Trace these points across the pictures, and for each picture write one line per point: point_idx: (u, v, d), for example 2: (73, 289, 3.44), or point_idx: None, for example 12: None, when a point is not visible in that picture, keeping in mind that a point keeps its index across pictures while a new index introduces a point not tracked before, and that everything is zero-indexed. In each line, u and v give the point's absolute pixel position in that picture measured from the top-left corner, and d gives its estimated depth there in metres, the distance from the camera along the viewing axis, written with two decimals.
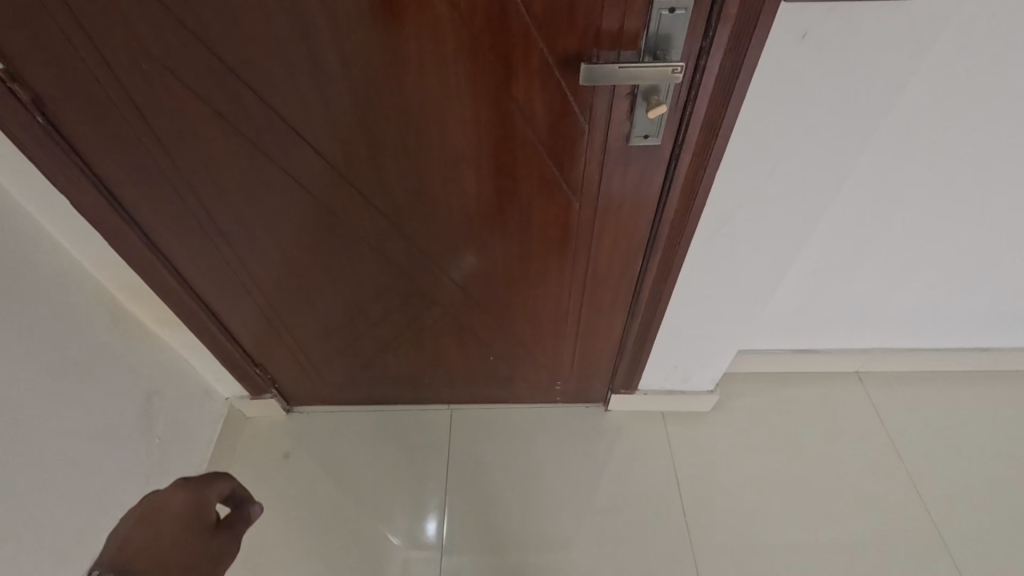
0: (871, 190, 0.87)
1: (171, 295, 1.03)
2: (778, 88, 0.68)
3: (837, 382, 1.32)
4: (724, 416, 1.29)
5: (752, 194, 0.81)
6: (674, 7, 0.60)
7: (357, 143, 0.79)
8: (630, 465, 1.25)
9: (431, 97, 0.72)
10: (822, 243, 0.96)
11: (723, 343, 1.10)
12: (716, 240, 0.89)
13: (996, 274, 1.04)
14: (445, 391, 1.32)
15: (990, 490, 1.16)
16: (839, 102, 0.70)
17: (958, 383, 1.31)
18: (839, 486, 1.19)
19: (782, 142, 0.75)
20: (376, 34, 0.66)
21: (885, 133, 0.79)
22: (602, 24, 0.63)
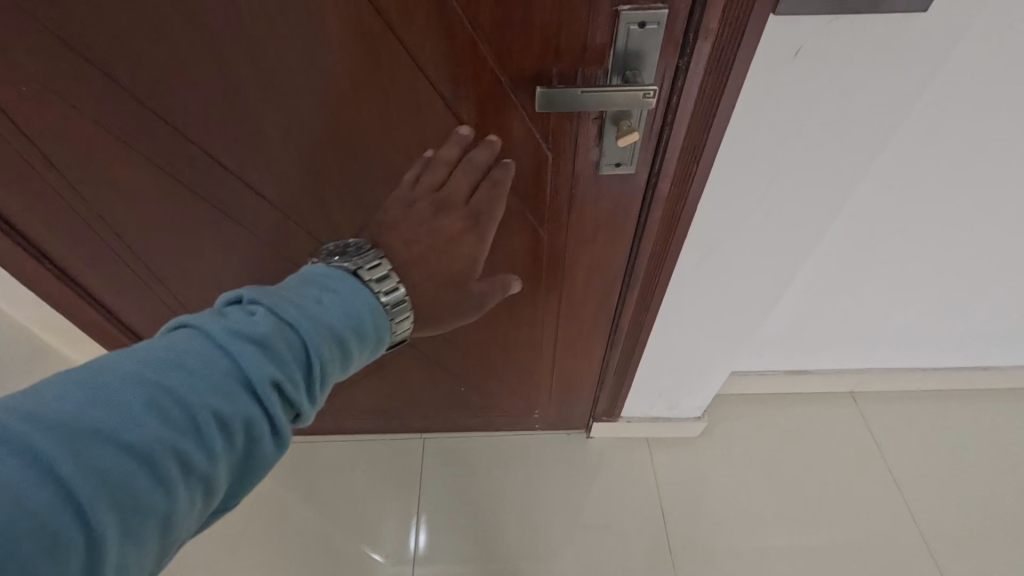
0: (869, 215, 0.79)
1: (95, 324, 0.96)
2: (766, 109, 0.59)
3: (829, 401, 1.26)
4: (712, 440, 1.22)
5: (736, 221, 0.74)
6: (644, 20, 0.50)
7: (292, 173, 0.69)
8: (614, 494, 1.18)
9: (371, 121, 0.63)
10: (814, 269, 0.89)
11: (708, 369, 1.03)
12: (697, 268, 0.82)
13: (998, 296, 0.97)
14: (417, 420, 1.24)
15: (989, 517, 1.10)
16: (835, 125, 0.61)
17: (956, 403, 1.25)
18: (832, 514, 1.12)
19: (770, 168, 0.66)
20: (298, 55, 0.56)
21: (887, 158, 0.70)
22: (561, 42, 0.53)
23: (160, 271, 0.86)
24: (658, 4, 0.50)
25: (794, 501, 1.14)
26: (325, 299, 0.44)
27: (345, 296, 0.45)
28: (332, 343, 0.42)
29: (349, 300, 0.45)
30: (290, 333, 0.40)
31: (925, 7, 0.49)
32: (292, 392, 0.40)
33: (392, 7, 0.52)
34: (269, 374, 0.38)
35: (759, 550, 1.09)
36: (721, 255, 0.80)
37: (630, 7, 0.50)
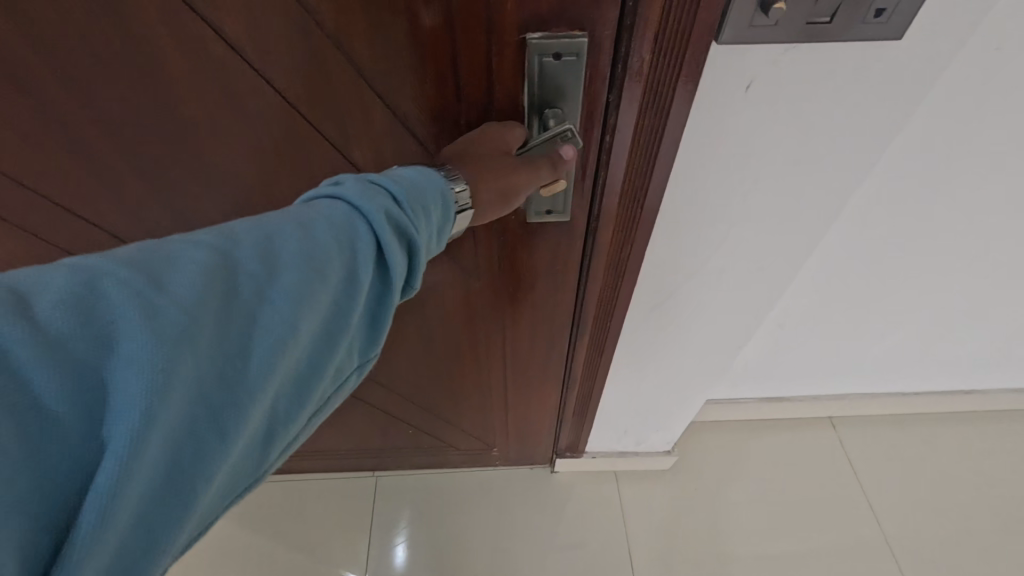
0: (844, 253, 0.71)
1: None
2: (717, 147, 0.50)
3: (806, 426, 1.19)
4: (684, 472, 1.15)
5: (692, 262, 0.66)
6: (559, 51, 0.41)
7: (167, 225, 0.59)
8: (579, 533, 1.11)
9: (246, 167, 0.52)
10: (784, 307, 0.81)
11: (675, 406, 0.95)
12: (655, 307, 0.74)
13: (983, 327, 0.91)
14: (370, 458, 1.16)
15: (969, 547, 1.05)
16: (798, 163, 0.52)
17: (937, 427, 1.19)
18: (808, 549, 1.05)
19: (726, 208, 0.58)
20: (139, 97, 0.45)
21: (862, 196, 0.62)
22: (464, 79, 0.43)
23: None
24: (576, 31, 0.40)
25: (768, 535, 1.07)
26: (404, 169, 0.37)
27: (417, 168, 0.38)
28: (421, 196, 0.35)
29: (424, 171, 0.37)
30: (384, 183, 0.34)
31: (896, 35, 0.40)
32: (402, 232, 0.32)
33: (241, 34, 0.41)
34: (379, 209, 0.32)
35: None
36: (679, 296, 0.72)
37: (539, 34, 0.40)
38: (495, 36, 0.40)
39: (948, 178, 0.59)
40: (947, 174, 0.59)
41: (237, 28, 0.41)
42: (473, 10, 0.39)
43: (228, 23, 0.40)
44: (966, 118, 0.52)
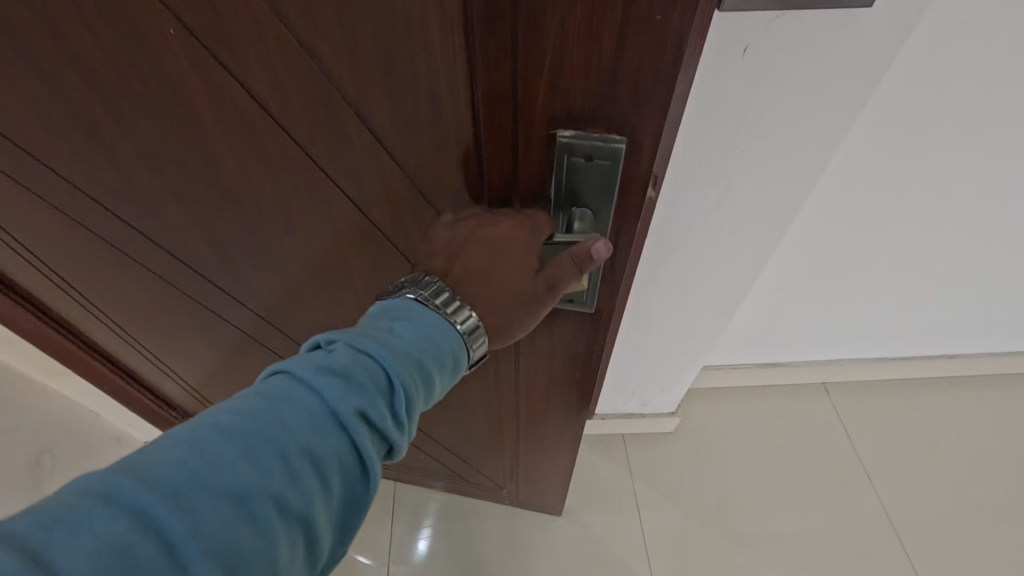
0: (827, 212, 0.82)
1: (53, 348, 0.88)
2: (723, 104, 0.60)
3: (802, 394, 1.28)
4: (689, 435, 1.23)
5: (698, 219, 0.76)
6: (590, 153, 0.38)
7: (205, 254, 0.58)
8: (592, 496, 1.17)
9: (273, 215, 0.51)
10: (781, 263, 0.91)
11: (680, 365, 1.04)
12: (667, 263, 0.83)
13: (959, 286, 1.01)
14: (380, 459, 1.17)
15: (952, 500, 1.15)
16: (789, 118, 0.63)
17: (919, 392, 1.29)
18: (807, 507, 1.14)
19: (731, 163, 0.68)
20: (175, 141, 0.43)
21: (844, 152, 0.72)
22: (488, 163, 0.41)
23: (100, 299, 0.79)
24: (610, 133, 0.37)
25: (771, 494, 1.16)
26: (396, 329, 0.41)
27: (422, 319, 0.42)
28: (409, 366, 0.39)
29: (429, 323, 0.42)
30: (368, 363, 0.37)
31: (866, 4, 0.50)
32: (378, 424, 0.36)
33: (269, 95, 0.39)
34: (357, 408, 0.35)
35: (735, 547, 1.10)
36: (686, 250, 0.81)
37: (568, 133, 0.37)
38: (523, 127, 0.37)
39: (918, 135, 0.70)
40: (916, 131, 0.69)
41: (267, 90, 0.38)
42: (500, 103, 0.36)
43: (255, 78, 0.38)
44: (923, 83, 0.63)
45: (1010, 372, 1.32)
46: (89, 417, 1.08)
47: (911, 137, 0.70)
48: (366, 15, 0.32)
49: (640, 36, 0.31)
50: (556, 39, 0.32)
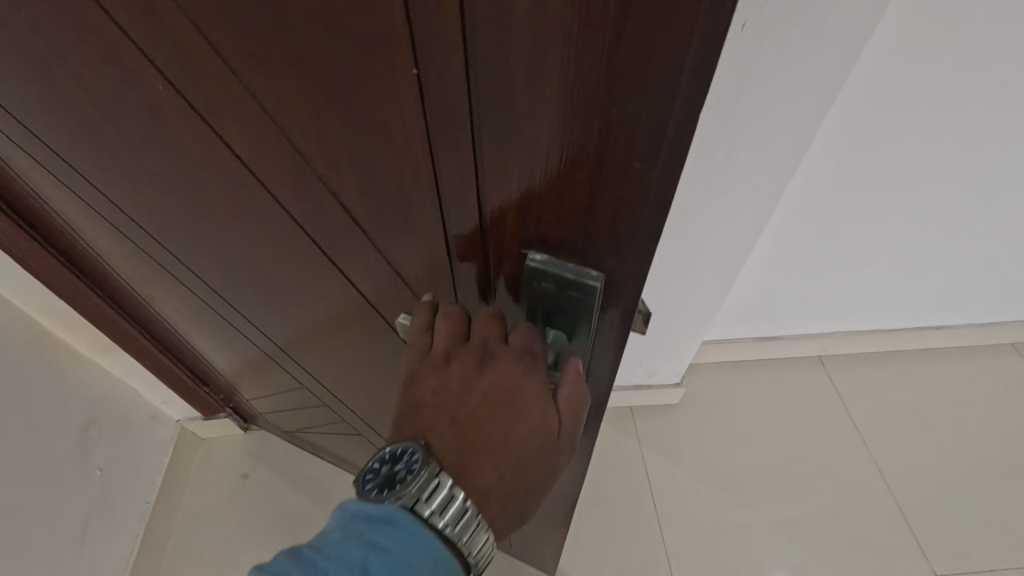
0: (821, 187, 0.84)
1: (101, 318, 0.98)
2: (722, 81, 0.61)
3: (802, 366, 1.31)
4: (692, 407, 1.26)
5: (698, 195, 0.76)
6: (560, 285, 0.37)
7: (209, 269, 0.60)
8: (602, 466, 1.19)
9: (259, 251, 0.52)
10: (777, 236, 0.93)
11: (681, 336, 1.07)
12: (668, 237, 0.84)
13: (955, 258, 1.03)
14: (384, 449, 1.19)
15: (953, 467, 1.17)
16: (784, 95, 0.64)
17: (917, 364, 1.31)
18: (809, 474, 1.17)
19: (730, 142, 0.69)
20: (174, 172, 0.45)
21: (832, 126, 0.74)
22: (467, 252, 0.40)
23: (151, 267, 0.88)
24: (587, 268, 0.35)
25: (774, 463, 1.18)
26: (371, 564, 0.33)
27: (405, 544, 0.35)
28: None
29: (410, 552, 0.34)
30: None
31: None
32: None
33: (249, 153, 0.39)
34: None
35: (740, 509, 1.12)
36: (686, 227, 0.82)
37: (539, 261, 0.36)
38: (494, 231, 0.37)
39: (907, 109, 0.72)
40: (904, 105, 0.72)
41: (247, 149, 0.39)
42: (467, 204, 0.36)
43: (236, 138, 0.38)
44: (908, 56, 0.66)
45: (1007, 341, 1.32)
46: (130, 390, 1.15)
47: (901, 111, 0.73)
48: (331, 103, 0.31)
49: (612, 185, 0.30)
50: (522, 168, 0.31)
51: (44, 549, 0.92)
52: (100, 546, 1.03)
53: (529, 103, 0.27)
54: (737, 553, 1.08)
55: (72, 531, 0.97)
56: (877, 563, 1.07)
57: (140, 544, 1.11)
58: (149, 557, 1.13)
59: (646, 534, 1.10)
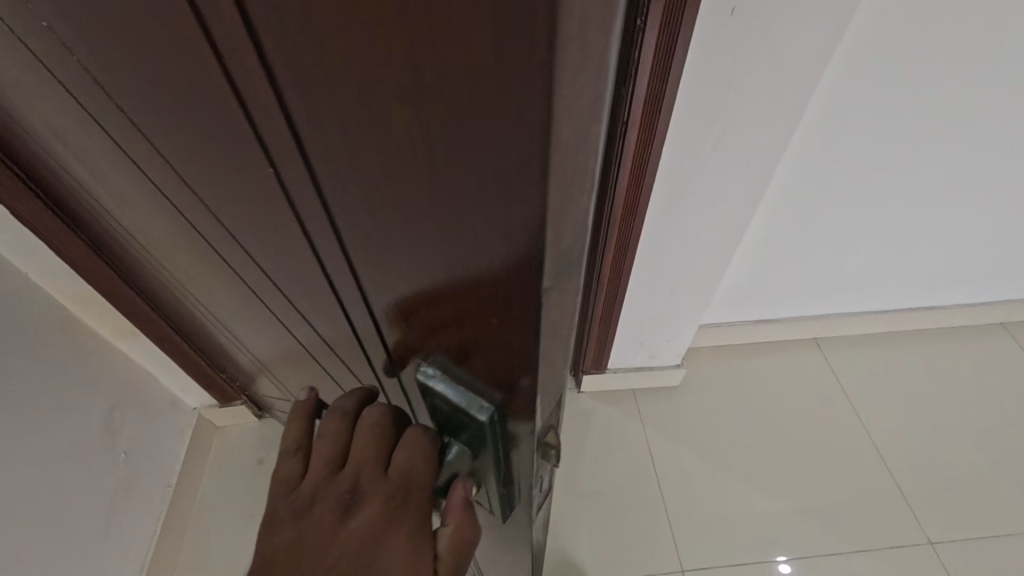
0: (807, 164, 0.92)
1: (131, 307, 1.02)
2: (717, 61, 0.65)
3: (797, 349, 1.35)
4: (693, 389, 1.28)
5: (693, 174, 0.79)
6: (452, 400, 0.38)
7: (201, 284, 0.62)
8: (606, 448, 1.20)
9: (222, 279, 0.55)
10: (768, 214, 1.01)
11: (680, 317, 1.07)
12: (666, 218, 0.86)
13: (932, 233, 1.11)
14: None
15: (950, 442, 1.20)
16: (772, 76, 0.67)
17: (906, 346, 1.36)
18: (810, 453, 1.18)
19: (721, 121, 0.72)
20: (151, 203, 0.47)
21: (812, 110, 0.83)
22: (380, 349, 0.43)
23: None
24: (476, 392, 0.36)
25: (775, 443, 1.19)
26: None
27: None
28: None
29: None
30: None
31: None
32: None
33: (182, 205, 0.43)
34: None
35: (744, 485, 1.13)
36: (683, 209, 0.85)
37: (432, 372, 0.38)
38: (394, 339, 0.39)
39: (877, 91, 0.81)
40: (875, 88, 0.81)
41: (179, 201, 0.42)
42: (365, 309, 0.37)
43: (171, 191, 0.42)
44: (877, 43, 0.74)
45: (992, 323, 1.39)
46: (151, 377, 1.19)
47: (873, 93, 0.81)
48: (222, 182, 0.34)
49: (475, 323, 0.29)
50: (402, 297, 0.32)
51: (75, 523, 0.96)
52: (124, 525, 1.07)
53: (387, 234, 0.27)
54: (738, 537, 1.07)
55: (100, 509, 1.01)
56: (884, 537, 1.07)
57: (162, 525, 1.16)
58: (169, 539, 1.18)
59: (652, 512, 1.11)
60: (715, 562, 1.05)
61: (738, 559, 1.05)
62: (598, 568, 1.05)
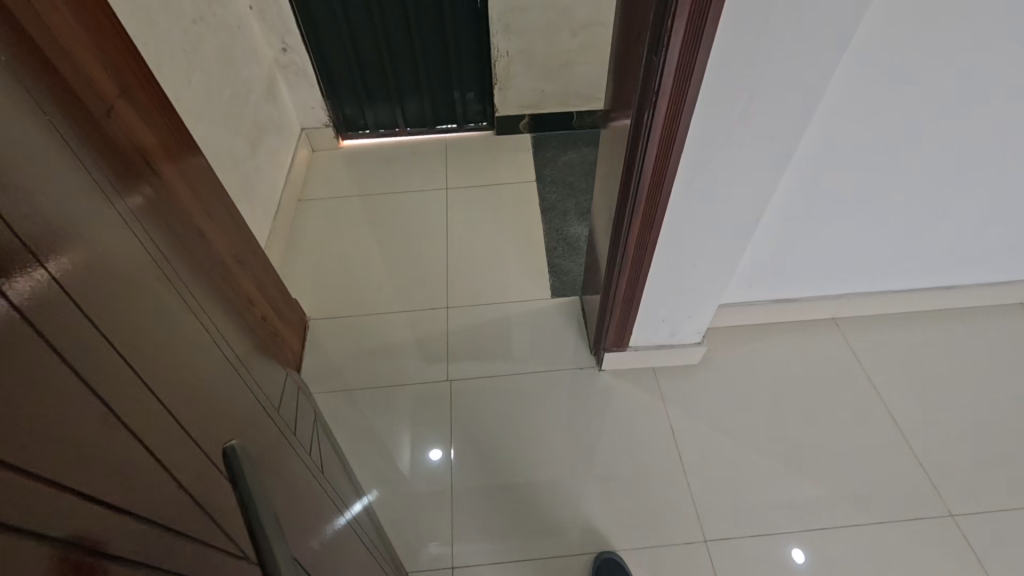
0: (832, 140, 0.92)
1: None
2: (749, 31, 0.65)
3: (816, 329, 1.37)
4: (712, 368, 1.31)
5: (719, 146, 0.80)
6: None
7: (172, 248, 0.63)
8: (624, 425, 1.24)
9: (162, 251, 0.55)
10: (792, 192, 1.02)
11: (701, 293, 1.09)
12: (691, 192, 0.87)
13: (958, 208, 1.11)
14: (408, 425, 1.27)
15: (970, 419, 1.21)
16: (802, 45, 0.68)
17: (926, 326, 1.37)
18: (828, 429, 1.20)
19: (749, 93, 0.73)
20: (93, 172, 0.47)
21: (837, 87, 0.83)
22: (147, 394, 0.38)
23: (215, 232, 0.98)
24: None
25: (794, 419, 1.22)
26: None
27: None
28: None
29: None
30: None
31: None
32: None
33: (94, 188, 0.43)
34: None
35: (763, 460, 1.17)
36: (707, 182, 0.85)
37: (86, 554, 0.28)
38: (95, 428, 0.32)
39: (902, 64, 0.81)
40: (899, 62, 0.81)
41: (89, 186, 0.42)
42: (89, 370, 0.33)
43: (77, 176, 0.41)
44: (904, 16, 0.74)
45: (1011, 302, 1.40)
46: None
47: (897, 66, 0.82)
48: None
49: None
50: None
51: None
52: None
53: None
54: (757, 509, 1.11)
55: None
56: (903, 510, 1.09)
57: None
58: None
59: (676, 486, 1.14)
60: (738, 533, 1.08)
61: (760, 531, 1.08)
62: (623, 538, 1.09)
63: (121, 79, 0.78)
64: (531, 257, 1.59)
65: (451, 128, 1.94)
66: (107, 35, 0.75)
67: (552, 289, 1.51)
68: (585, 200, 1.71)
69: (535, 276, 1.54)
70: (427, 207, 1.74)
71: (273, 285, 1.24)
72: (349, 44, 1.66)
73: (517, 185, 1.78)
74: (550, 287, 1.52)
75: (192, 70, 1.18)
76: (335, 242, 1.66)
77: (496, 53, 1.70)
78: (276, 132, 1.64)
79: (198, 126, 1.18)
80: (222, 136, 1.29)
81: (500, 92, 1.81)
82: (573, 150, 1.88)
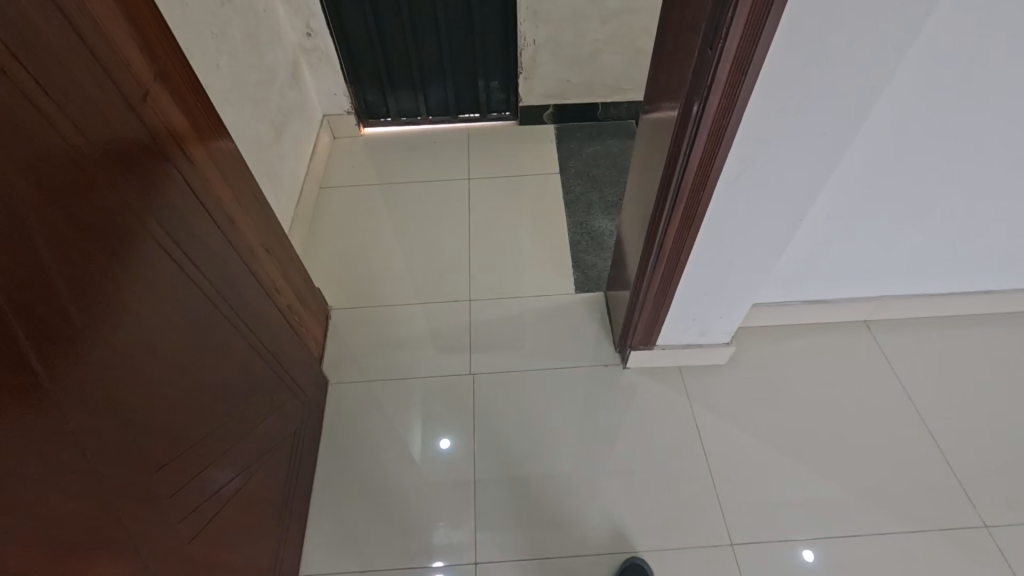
0: (877, 142, 0.89)
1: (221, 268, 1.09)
2: (808, 27, 0.62)
3: (848, 330, 1.34)
4: (739, 368, 1.29)
5: (769, 140, 0.76)
6: None
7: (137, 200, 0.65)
8: (648, 421, 1.22)
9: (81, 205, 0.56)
10: (833, 191, 0.98)
11: (735, 292, 1.07)
12: (735, 186, 0.84)
13: (1002, 213, 1.07)
14: (420, 415, 1.27)
15: (1005, 428, 1.18)
16: (867, 38, 0.64)
17: (962, 330, 1.33)
18: (859, 434, 1.18)
19: (802, 89, 0.70)
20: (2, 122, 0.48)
21: (893, 84, 0.80)
22: None
23: (244, 220, 0.97)
24: None
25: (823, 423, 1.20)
26: None
27: None
28: None
29: None
30: None
31: None
32: None
33: None
34: None
35: (787, 462, 1.15)
36: (758, 177, 0.82)
37: None
38: None
39: (958, 65, 0.78)
40: (955, 62, 0.77)
41: None
42: None
43: None
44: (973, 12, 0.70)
45: None
46: None
47: (953, 67, 0.78)
48: None
49: None
50: None
51: None
52: None
53: None
54: (780, 510, 1.09)
55: None
56: (932, 518, 1.08)
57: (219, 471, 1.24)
58: None
59: (698, 485, 1.13)
60: (763, 536, 1.07)
61: (786, 534, 1.07)
62: (646, 537, 1.08)
63: (159, 65, 0.76)
64: (554, 251, 1.57)
65: (474, 118, 1.92)
66: (143, 17, 0.73)
67: (575, 284, 1.49)
68: (610, 193, 1.69)
69: (557, 270, 1.52)
70: (449, 197, 1.72)
71: (298, 273, 1.23)
72: (374, 31, 1.63)
73: (540, 177, 1.76)
74: (574, 281, 1.50)
75: (220, 55, 1.17)
76: (354, 229, 1.65)
77: (523, 42, 1.66)
78: (300, 118, 1.63)
79: (225, 111, 1.17)
80: (247, 121, 1.28)
81: (525, 82, 1.78)
82: (598, 142, 1.84)
